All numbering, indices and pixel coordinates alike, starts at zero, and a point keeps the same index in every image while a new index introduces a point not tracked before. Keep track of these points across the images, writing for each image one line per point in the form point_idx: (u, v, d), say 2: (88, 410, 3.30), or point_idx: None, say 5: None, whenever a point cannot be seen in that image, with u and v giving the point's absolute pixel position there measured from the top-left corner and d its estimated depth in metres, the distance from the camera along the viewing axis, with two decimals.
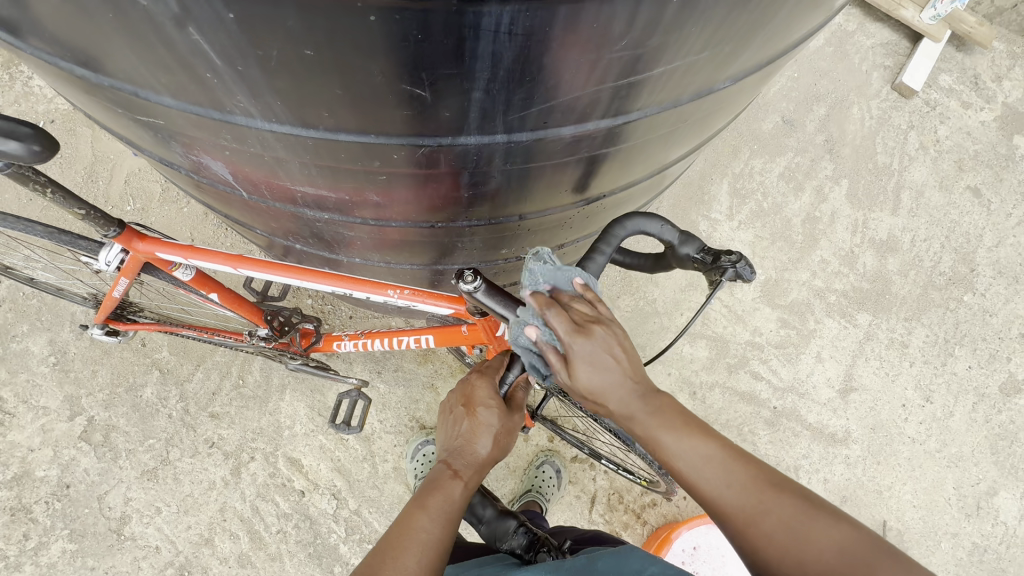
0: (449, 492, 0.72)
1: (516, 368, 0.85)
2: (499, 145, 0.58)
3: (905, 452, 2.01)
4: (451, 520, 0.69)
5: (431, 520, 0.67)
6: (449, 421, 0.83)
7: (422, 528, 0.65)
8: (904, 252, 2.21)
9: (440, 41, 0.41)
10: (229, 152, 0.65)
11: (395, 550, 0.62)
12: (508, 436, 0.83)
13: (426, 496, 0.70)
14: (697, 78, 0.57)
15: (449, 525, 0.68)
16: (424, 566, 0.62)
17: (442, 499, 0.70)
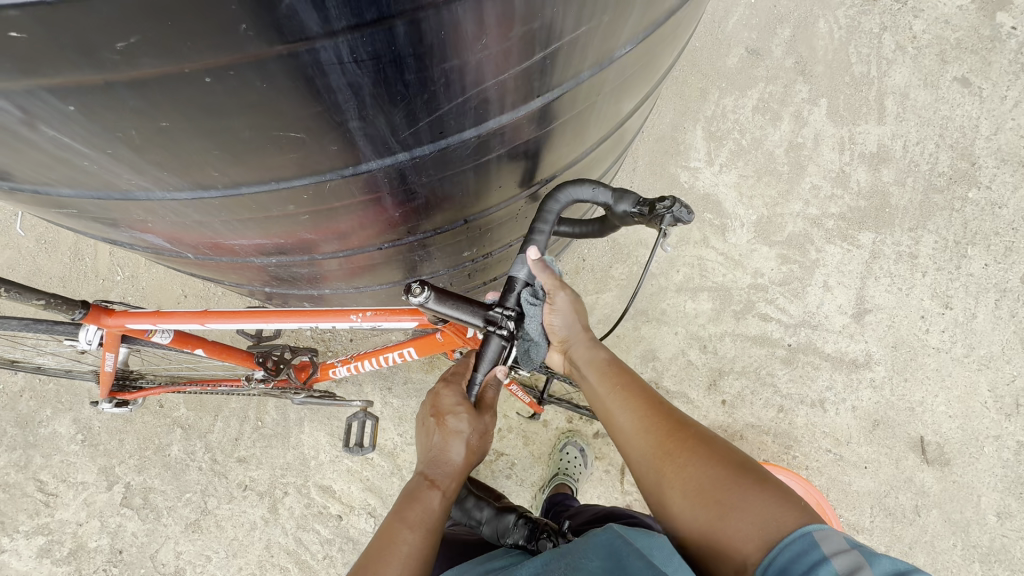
0: (427, 504, 0.77)
1: (483, 368, 0.87)
2: (404, 163, 0.57)
3: (932, 363, 1.96)
4: (429, 531, 0.74)
5: (410, 535, 0.73)
6: (424, 431, 0.85)
7: (402, 547, 0.72)
8: (898, 160, 2.12)
9: (288, 84, 0.40)
10: (153, 224, 0.66)
11: (376, 566, 0.69)
12: (484, 439, 0.85)
13: (405, 511, 0.76)
14: (589, 52, 0.55)
15: (428, 538, 0.74)
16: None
17: (421, 512, 0.76)
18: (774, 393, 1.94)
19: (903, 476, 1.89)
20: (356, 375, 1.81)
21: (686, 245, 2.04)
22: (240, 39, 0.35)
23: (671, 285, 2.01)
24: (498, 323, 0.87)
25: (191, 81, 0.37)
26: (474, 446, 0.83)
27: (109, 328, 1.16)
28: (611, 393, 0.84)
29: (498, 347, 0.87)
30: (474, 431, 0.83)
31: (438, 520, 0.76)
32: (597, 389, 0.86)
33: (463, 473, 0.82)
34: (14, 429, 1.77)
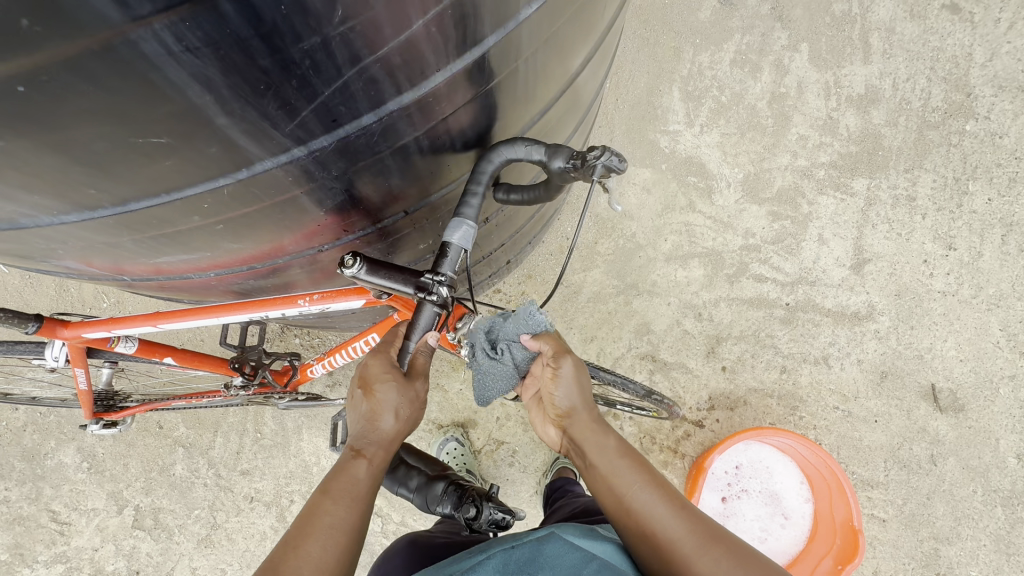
0: (352, 475, 0.73)
1: (415, 335, 0.83)
2: (304, 158, 0.53)
3: (938, 308, 1.89)
4: (357, 501, 0.72)
5: (337, 504, 0.71)
6: (352, 404, 0.81)
7: (328, 522, 0.69)
8: (888, 100, 2.03)
9: (120, 85, 0.37)
10: (66, 251, 0.63)
11: (297, 543, 0.67)
12: (420, 408, 0.81)
13: (329, 486, 0.72)
14: (481, 11, 0.50)
15: (355, 509, 0.71)
16: (330, 550, 0.67)
17: (349, 485, 0.73)
18: (775, 354, 1.88)
19: (916, 427, 1.83)
20: (349, 378, 1.80)
21: (673, 212, 1.98)
22: (28, 36, 0.33)
23: (660, 254, 1.95)
24: (429, 289, 0.82)
25: (4, 92, 0.35)
26: (406, 416, 0.79)
27: (69, 341, 1.10)
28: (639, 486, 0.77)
29: (430, 316, 0.83)
30: (403, 400, 0.78)
31: (367, 491, 0.73)
32: (622, 482, 0.78)
33: (396, 441, 0.78)
34: (22, 463, 1.79)
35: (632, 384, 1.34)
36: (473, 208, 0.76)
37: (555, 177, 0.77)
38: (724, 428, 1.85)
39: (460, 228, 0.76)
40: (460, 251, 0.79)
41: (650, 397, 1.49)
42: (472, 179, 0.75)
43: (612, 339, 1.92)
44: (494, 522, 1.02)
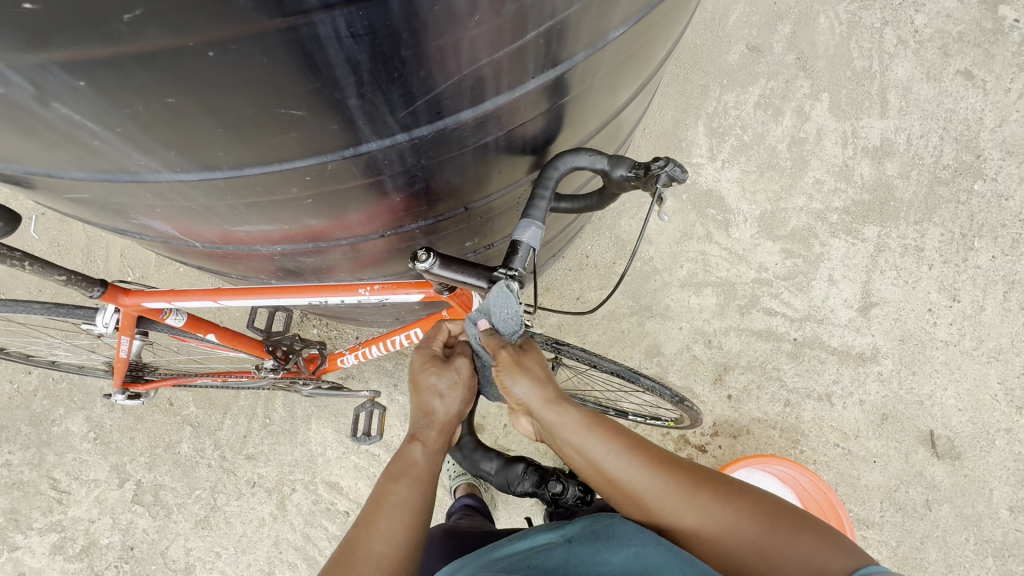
0: (410, 457, 0.78)
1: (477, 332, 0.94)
2: (403, 144, 0.58)
3: (940, 357, 1.95)
4: (422, 479, 0.75)
5: (403, 484, 0.74)
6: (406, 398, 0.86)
7: (393, 503, 0.72)
8: (902, 154, 2.12)
9: (289, 61, 0.42)
10: (160, 209, 0.67)
11: (370, 522, 0.70)
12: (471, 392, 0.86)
13: (392, 472, 0.76)
14: (581, 32, 0.57)
15: (418, 486, 0.74)
16: (401, 526, 0.70)
17: (408, 469, 0.76)
18: (780, 387, 1.93)
19: (912, 471, 1.87)
20: (362, 372, 1.83)
21: (690, 240, 2.05)
22: (241, 11, 0.37)
23: (675, 280, 2.01)
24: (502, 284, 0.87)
25: (195, 56, 0.39)
26: (454, 398, 0.84)
27: (125, 308, 1.14)
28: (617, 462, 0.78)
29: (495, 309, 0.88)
30: (446, 381, 0.84)
31: (426, 471, 0.77)
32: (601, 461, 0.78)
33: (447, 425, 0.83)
34: (28, 428, 1.80)
35: (669, 391, 1.41)
36: (541, 211, 0.83)
37: (614, 186, 0.85)
38: (725, 456, 1.87)
39: (529, 229, 0.83)
40: (528, 250, 0.85)
41: (681, 404, 1.55)
42: (538, 184, 0.81)
43: (622, 358, 1.96)
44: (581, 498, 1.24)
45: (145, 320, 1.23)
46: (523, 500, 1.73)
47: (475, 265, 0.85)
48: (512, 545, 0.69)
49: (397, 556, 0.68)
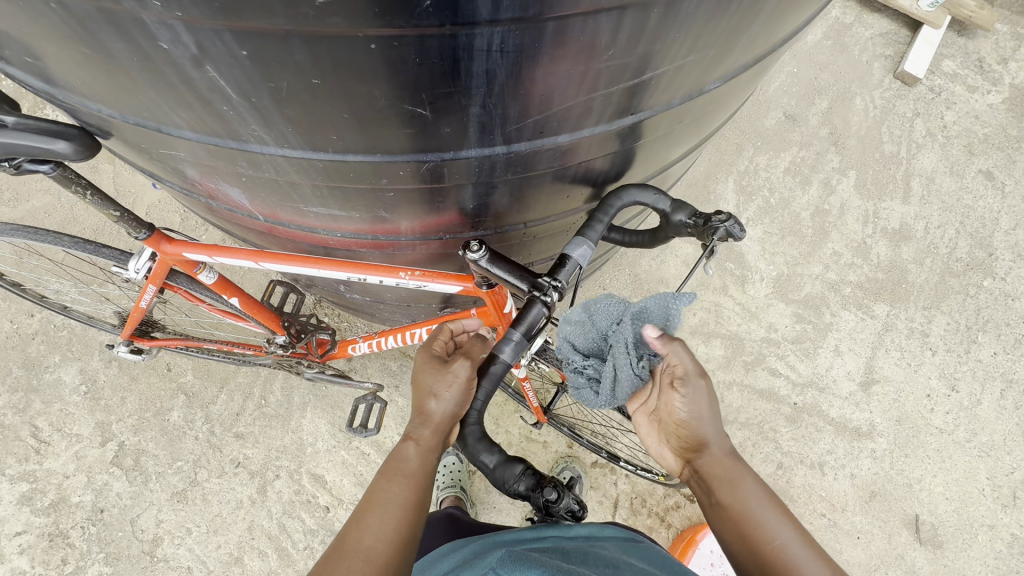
0: (402, 455, 0.76)
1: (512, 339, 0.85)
2: (499, 156, 0.60)
3: (933, 443, 1.97)
4: (413, 477, 0.73)
5: (394, 483, 0.73)
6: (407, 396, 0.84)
7: (381, 503, 0.71)
8: (919, 240, 2.17)
9: (438, 63, 0.45)
10: (245, 179, 0.67)
11: (360, 519, 0.69)
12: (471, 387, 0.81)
13: (385, 473, 0.74)
14: (685, 82, 0.61)
15: (409, 485, 0.73)
16: (391, 523, 0.69)
17: (398, 471, 0.74)
18: (775, 449, 1.93)
19: (894, 553, 1.86)
20: (366, 368, 1.81)
21: (706, 290, 2.09)
22: (419, 11, 0.40)
23: (686, 326, 2.04)
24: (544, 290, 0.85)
25: (359, 45, 0.42)
26: (451, 397, 0.79)
27: (164, 256, 1.09)
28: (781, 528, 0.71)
29: (538, 314, 0.84)
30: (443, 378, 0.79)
31: (418, 476, 0.74)
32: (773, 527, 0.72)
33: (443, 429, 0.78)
34: (20, 370, 1.77)
35: None
36: (597, 233, 0.85)
37: (670, 228, 0.89)
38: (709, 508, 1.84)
39: (581, 247, 0.85)
40: (576, 267, 0.86)
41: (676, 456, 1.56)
42: (600, 211, 0.84)
43: None
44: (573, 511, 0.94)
45: (173, 272, 1.22)
46: (507, 521, 1.70)
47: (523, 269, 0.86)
48: (519, 533, 0.85)
49: (390, 554, 0.67)
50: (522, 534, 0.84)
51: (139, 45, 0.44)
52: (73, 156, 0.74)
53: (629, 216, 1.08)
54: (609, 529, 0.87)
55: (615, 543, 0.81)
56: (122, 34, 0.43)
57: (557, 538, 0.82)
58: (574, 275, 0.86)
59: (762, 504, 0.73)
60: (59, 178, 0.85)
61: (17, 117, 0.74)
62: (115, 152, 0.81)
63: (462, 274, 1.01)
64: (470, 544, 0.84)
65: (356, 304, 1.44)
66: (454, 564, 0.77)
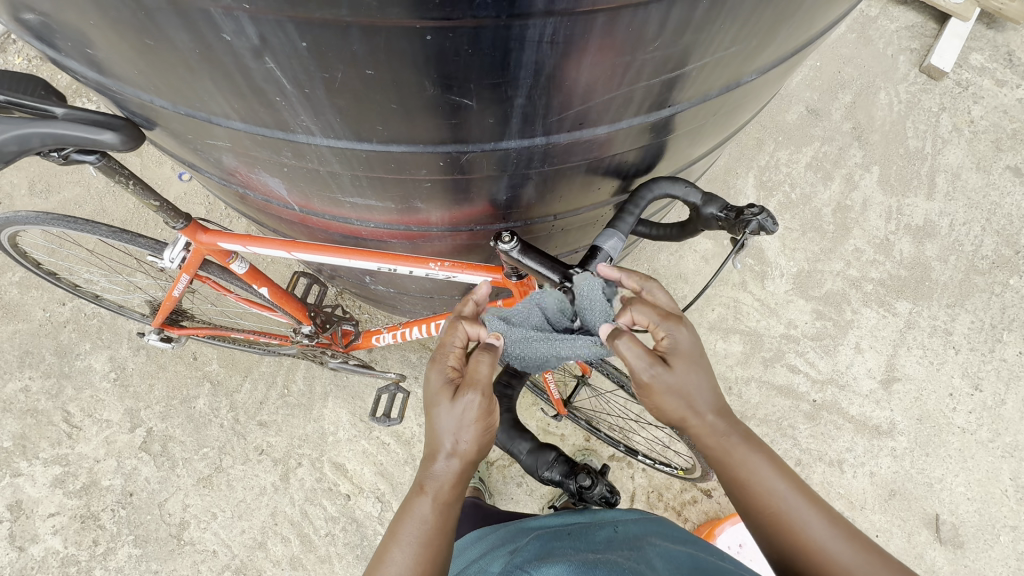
0: (415, 509, 0.69)
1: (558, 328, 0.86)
2: (537, 147, 0.61)
3: (955, 443, 1.94)
4: (424, 540, 0.67)
5: (403, 551, 0.67)
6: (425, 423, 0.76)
7: (393, 561, 0.66)
8: (943, 237, 2.14)
9: (488, 54, 0.46)
10: (287, 169, 0.69)
11: None
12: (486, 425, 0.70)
13: (398, 522, 0.69)
14: (724, 73, 0.61)
15: (415, 552, 0.67)
16: None
17: (412, 523, 0.69)
18: (793, 446, 1.93)
19: (914, 552, 1.84)
20: (386, 359, 1.84)
21: (725, 285, 2.07)
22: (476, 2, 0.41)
23: (704, 322, 2.04)
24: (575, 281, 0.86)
25: (415, 37, 0.43)
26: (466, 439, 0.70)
27: (199, 245, 1.12)
28: (778, 479, 0.70)
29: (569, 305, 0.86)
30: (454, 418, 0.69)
31: (435, 528, 0.69)
32: (777, 494, 0.70)
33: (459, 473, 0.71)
34: (52, 357, 1.82)
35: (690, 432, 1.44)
36: (627, 225, 0.86)
37: (700, 221, 0.89)
38: None
39: (612, 238, 0.85)
40: (605, 259, 0.87)
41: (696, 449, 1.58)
42: (630, 202, 0.85)
43: None
44: (607, 499, 1.04)
45: (206, 262, 1.25)
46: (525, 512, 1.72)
47: (555, 260, 0.87)
48: (546, 520, 0.85)
49: None
50: (551, 522, 0.84)
51: (202, 35, 0.45)
52: (119, 147, 0.76)
53: (654, 210, 1.09)
54: (631, 512, 0.87)
55: (637, 522, 0.81)
56: (187, 25, 0.45)
57: (583, 523, 0.82)
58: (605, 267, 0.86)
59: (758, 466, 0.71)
60: (103, 167, 0.88)
61: (66, 109, 0.77)
62: (155, 139, 0.82)
63: (490, 266, 1.02)
64: (494, 535, 0.85)
65: (379, 296, 1.46)
66: (479, 556, 0.78)
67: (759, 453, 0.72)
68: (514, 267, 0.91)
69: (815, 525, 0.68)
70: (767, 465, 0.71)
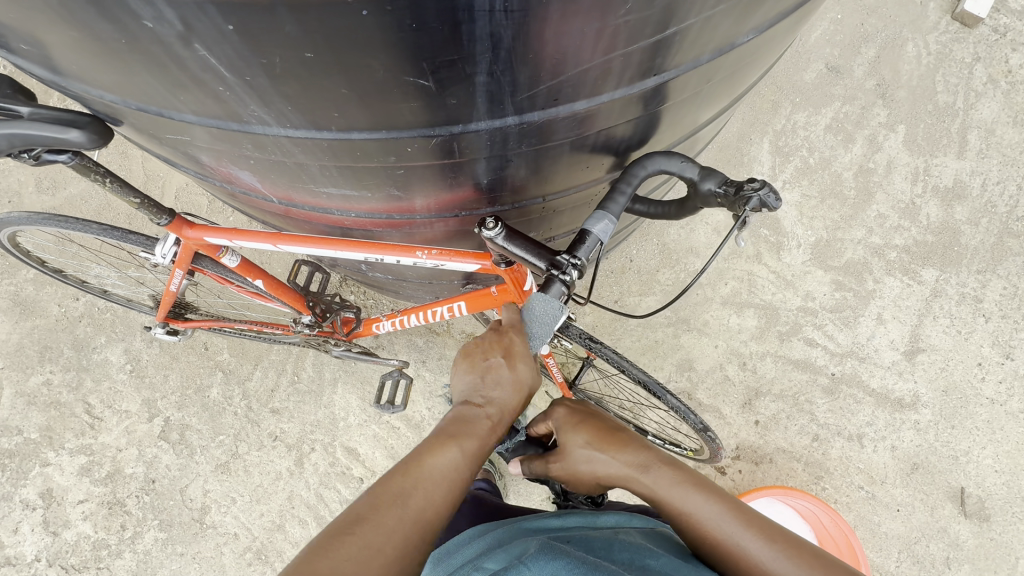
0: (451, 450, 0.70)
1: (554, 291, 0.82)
2: (511, 127, 0.56)
3: (983, 414, 1.87)
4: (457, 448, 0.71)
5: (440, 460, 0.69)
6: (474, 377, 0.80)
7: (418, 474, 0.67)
8: (975, 198, 2.01)
9: (435, 28, 0.42)
10: (254, 162, 0.66)
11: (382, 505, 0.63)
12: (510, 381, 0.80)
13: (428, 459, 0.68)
14: (715, 34, 0.55)
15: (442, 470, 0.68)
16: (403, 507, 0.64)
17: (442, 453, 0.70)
18: (810, 421, 1.88)
19: (936, 525, 1.80)
20: (393, 344, 1.84)
21: (739, 258, 2.00)
22: None
23: (717, 296, 1.97)
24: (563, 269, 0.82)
25: (349, 12, 0.39)
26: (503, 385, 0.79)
27: (187, 240, 1.11)
28: (710, 507, 0.69)
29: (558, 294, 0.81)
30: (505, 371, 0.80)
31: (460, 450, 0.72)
32: (711, 522, 0.68)
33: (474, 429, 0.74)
34: (70, 351, 1.86)
35: (694, 413, 1.42)
36: (619, 204, 0.80)
37: (698, 198, 0.83)
38: (744, 480, 1.85)
39: (602, 221, 0.81)
40: (596, 243, 0.83)
41: (704, 431, 1.56)
42: (622, 179, 0.79)
43: (651, 368, 1.94)
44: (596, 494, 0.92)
45: (198, 256, 1.24)
46: (535, 493, 1.73)
47: (541, 246, 0.83)
48: (543, 521, 0.75)
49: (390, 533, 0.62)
50: (547, 521, 0.74)
51: (124, 24, 0.42)
52: (88, 146, 0.73)
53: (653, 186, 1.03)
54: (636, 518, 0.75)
55: (643, 532, 0.70)
56: (108, 14, 0.42)
57: (583, 526, 0.72)
58: (595, 251, 0.82)
59: (686, 498, 0.70)
60: (78, 166, 0.86)
61: (33, 108, 0.75)
62: (126, 137, 0.79)
63: (479, 252, 0.99)
64: (487, 534, 0.76)
65: (379, 283, 1.44)
66: (471, 554, 0.71)
67: (687, 483, 0.71)
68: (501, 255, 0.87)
69: (756, 547, 0.66)
70: (695, 497, 0.70)
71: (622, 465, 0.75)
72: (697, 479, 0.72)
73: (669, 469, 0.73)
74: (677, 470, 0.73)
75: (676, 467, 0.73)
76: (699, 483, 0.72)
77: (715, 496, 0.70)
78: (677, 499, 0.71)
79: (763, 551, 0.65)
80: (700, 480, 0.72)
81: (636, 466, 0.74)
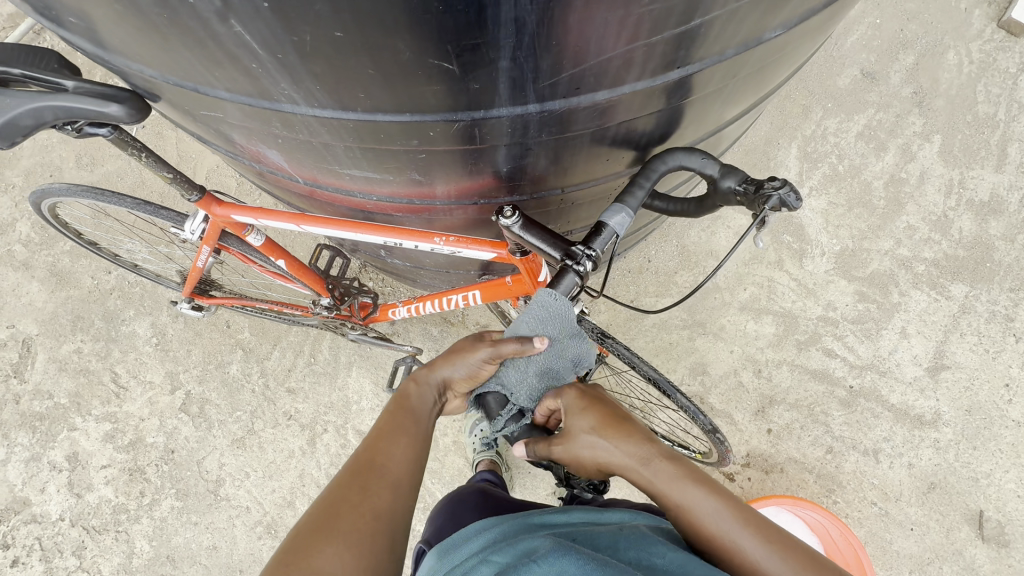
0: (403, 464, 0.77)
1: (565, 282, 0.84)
2: (532, 115, 0.57)
3: (1008, 437, 1.81)
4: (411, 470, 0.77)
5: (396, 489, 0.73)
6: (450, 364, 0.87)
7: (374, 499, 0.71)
8: (1012, 214, 1.94)
9: (461, 11, 0.43)
10: (282, 140, 0.68)
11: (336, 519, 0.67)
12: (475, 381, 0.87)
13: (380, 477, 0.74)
14: (740, 29, 0.55)
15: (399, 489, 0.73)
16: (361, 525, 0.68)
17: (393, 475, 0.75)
18: (825, 433, 1.84)
19: (951, 548, 1.75)
20: (408, 332, 1.86)
21: (759, 264, 1.97)
22: None
23: (735, 301, 1.95)
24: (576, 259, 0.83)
25: None
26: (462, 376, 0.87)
27: (215, 218, 1.15)
28: (711, 503, 0.69)
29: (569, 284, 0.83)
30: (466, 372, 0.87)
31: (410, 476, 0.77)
32: (711, 517, 0.68)
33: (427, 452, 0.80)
34: (101, 322, 1.94)
35: (703, 415, 1.41)
36: (636, 198, 0.80)
37: (718, 195, 0.83)
38: (753, 488, 1.83)
39: (619, 214, 0.81)
40: (612, 236, 0.83)
41: (714, 435, 1.54)
42: (641, 174, 0.79)
43: (664, 369, 1.93)
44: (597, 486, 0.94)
45: (225, 234, 1.28)
46: (541, 486, 1.74)
47: (557, 236, 0.83)
48: (547, 516, 0.75)
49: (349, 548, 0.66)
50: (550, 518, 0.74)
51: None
52: (126, 120, 0.77)
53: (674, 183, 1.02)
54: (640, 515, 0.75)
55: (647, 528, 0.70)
56: None
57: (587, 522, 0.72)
58: (609, 244, 0.83)
59: (688, 492, 0.70)
60: (116, 140, 0.90)
61: (77, 82, 0.79)
62: (163, 113, 0.82)
63: (496, 242, 1.00)
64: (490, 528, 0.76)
65: (397, 270, 1.46)
66: (476, 547, 0.71)
67: (689, 478, 0.71)
68: (517, 244, 0.88)
69: (753, 545, 0.66)
70: (698, 492, 0.70)
71: (624, 453, 0.76)
72: (700, 475, 0.72)
73: (673, 462, 0.73)
74: (679, 464, 0.73)
75: (679, 461, 0.73)
76: (700, 478, 0.72)
77: (716, 493, 0.70)
78: (677, 492, 0.71)
79: (759, 550, 0.66)
80: (702, 476, 0.72)
81: (638, 457, 0.75)
